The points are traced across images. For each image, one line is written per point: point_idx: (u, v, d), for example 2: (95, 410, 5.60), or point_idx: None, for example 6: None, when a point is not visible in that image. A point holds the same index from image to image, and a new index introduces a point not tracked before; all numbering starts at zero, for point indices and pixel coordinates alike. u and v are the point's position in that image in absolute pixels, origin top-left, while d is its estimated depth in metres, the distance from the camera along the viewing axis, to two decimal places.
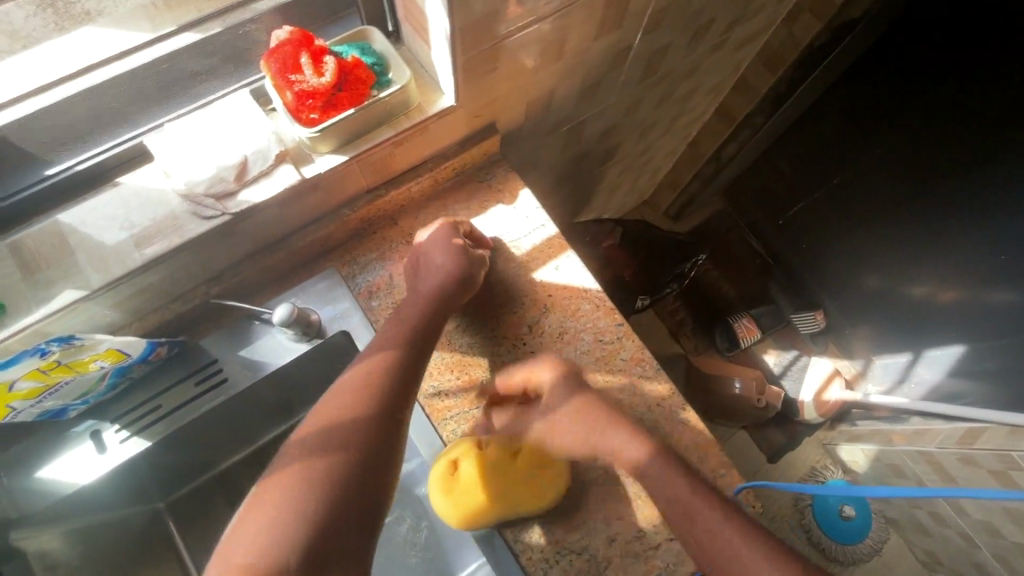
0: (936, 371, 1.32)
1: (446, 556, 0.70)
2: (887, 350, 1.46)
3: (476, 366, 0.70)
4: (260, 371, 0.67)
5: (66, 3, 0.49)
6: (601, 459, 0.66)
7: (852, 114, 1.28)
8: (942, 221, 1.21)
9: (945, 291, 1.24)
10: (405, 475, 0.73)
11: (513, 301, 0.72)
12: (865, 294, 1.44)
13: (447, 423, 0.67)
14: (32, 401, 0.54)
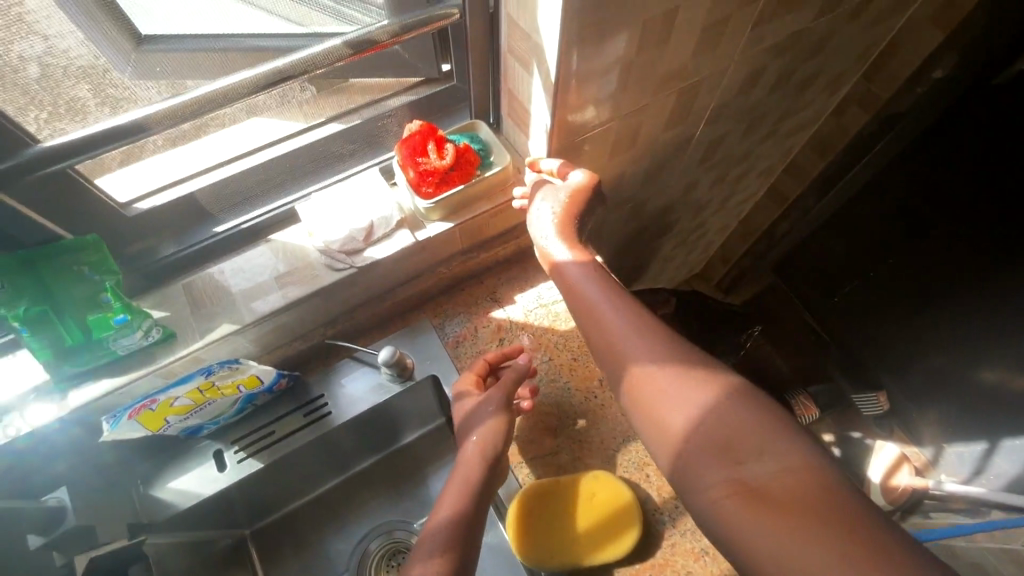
0: (1015, 463, 1.21)
1: None
2: (961, 438, 1.36)
3: (551, 415, 0.75)
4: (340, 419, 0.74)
5: (219, 119, 0.63)
6: (669, 513, 0.69)
7: (901, 198, 1.34)
8: (984, 312, 1.23)
9: (1013, 377, 1.20)
10: None
11: (584, 355, 0.78)
12: (927, 377, 1.41)
13: (523, 467, 0.72)
14: (182, 416, 0.63)
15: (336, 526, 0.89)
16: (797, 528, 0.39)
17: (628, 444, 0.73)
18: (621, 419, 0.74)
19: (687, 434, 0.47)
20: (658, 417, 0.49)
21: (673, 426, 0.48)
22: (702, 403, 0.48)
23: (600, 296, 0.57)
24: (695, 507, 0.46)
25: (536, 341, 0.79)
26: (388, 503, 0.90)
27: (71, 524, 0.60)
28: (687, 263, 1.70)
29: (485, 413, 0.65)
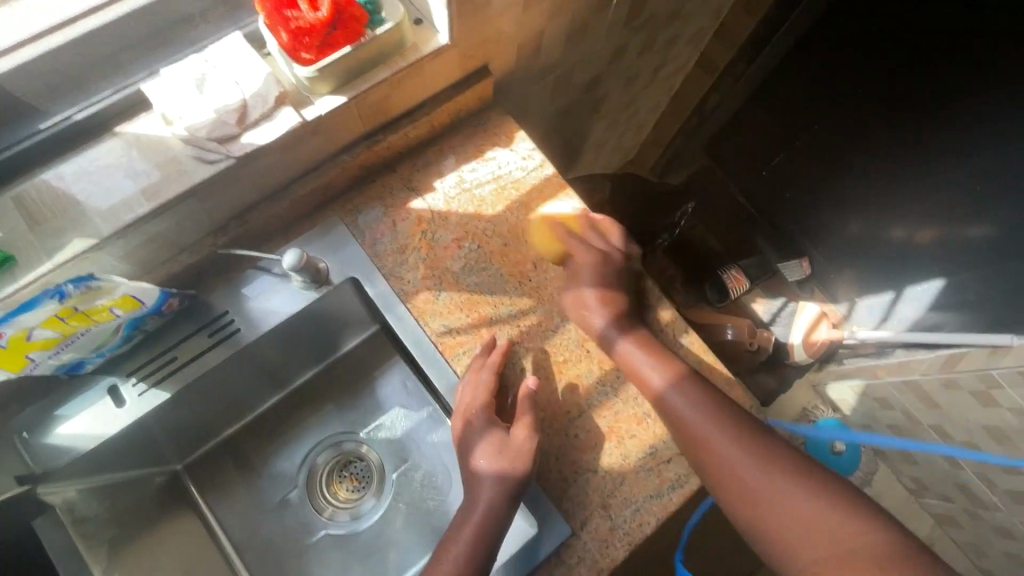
0: (916, 308, 1.41)
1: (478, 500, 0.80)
2: (871, 291, 1.53)
3: (485, 304, 0.70)
4: (254, 333, 0.67)
5: None
6: (610, 383, 0.68)
7: (852, 60, 1.26)
8: (903, 172, 1.31)
9: (920, 231, 1.33)
10: (406, 436, 0.87)
11: (515, 239, 0.73)
12: (846, 239, 1.53)
13: (460, 358, 0.68)
14: (49, 352, 0.54)
15: (277, 446, 0.86)
16: (803, 505, 0.56)
17: (567, 323, 0.71)
18: (559, 299, 0.71)
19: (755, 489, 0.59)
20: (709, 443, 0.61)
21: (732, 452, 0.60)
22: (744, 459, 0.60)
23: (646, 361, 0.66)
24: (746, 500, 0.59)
25: (462, 229, 0.73)
26: (331, 415, 0.88)
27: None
28: (621, 148, 1.64)
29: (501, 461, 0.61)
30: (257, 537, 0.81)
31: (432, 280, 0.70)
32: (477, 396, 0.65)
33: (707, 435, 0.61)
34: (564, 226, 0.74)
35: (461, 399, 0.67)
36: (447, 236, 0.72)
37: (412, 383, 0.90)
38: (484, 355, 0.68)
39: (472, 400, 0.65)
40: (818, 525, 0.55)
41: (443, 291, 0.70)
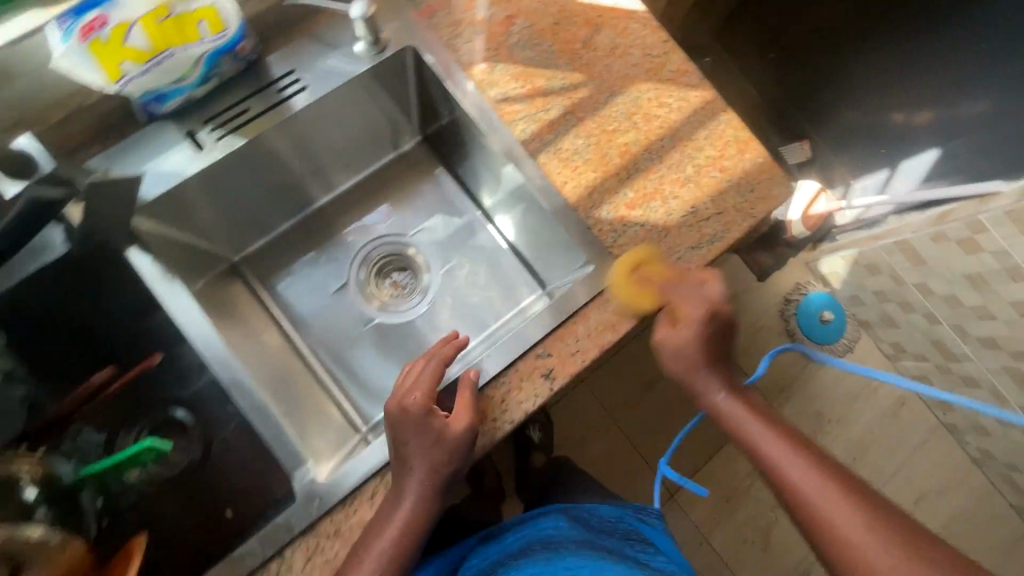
0: (913, 179, 1.45)
1: (518, 286, 0.91)
2: (867, 172, 1.59)
3: (538, 77, 0.74)
4: (315, 95, 0.73)
5: None
6: (654, 151, 0.74)
7: None
8: (914, 44, 1.37)
9: (919, 113, 1.42)
10: (451, 238, 0.94)
11: (564, 19, 0.76)
12: (844, 125, 1.60)
13: (516, 124, 0.72)
14: (143, 66, 0.62)
15: (329, 244, 0.93)
16: (861, 528, 0.54)
17: (614, 98, 0.74)
18: (607, 75, 0.75)
19: (796, 486, 0.58)
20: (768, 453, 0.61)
21: (798, 461, 0.59)
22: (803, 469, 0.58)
23: (759, 432, 0.62)
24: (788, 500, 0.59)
25: (514, 7, 0.75)
26: (378, 216, 0.94)
27: (61, 250, 0.64)
28: None
29: (438, 454, 0.59)
30: (320, 322, 0.90)
31: (489, 53, 0.73)
32: (418, 386, 0.62)
33: (777, 456, 0.60)
34: (610, 9, 0.76)
35: (396, 392, 0.63)
36: (499, 13, 0.74)
37: (451, 193, 0.96)
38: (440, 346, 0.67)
39: (412, 386, 0.63)
40: (857, 543, 0.54)
41: (498, 62, 0.73)
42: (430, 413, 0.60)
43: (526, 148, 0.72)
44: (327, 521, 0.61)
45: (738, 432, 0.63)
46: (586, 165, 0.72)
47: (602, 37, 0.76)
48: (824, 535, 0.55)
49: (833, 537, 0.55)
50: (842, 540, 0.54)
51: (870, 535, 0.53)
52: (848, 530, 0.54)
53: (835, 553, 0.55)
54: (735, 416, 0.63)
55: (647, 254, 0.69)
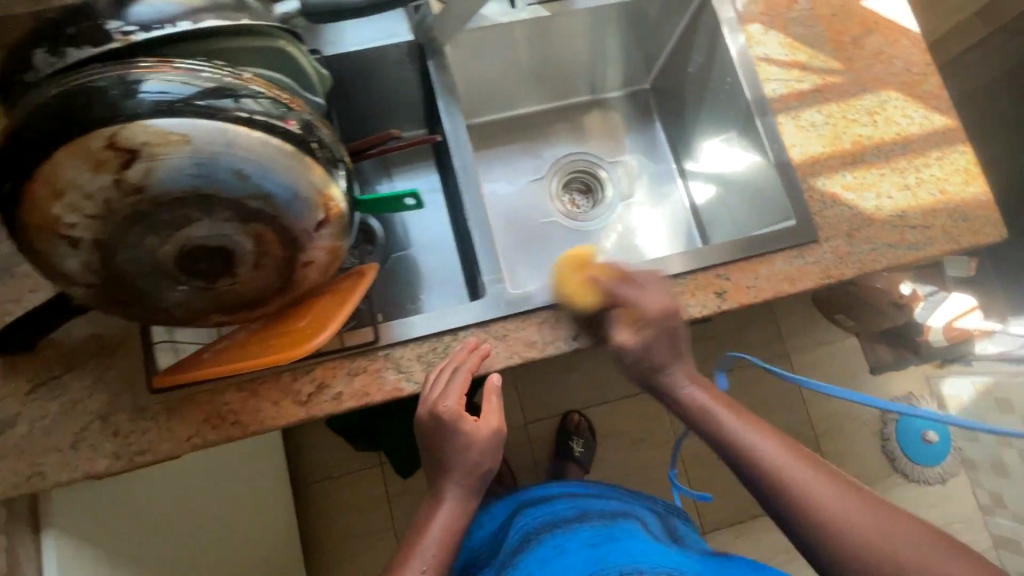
0: None
1: (693, 233, 1.02)
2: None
3: (802, 53, 0.81)
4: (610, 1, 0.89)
5: None
6: (884, 151, 0.78)
7: None
8: None
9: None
10: (647, 175, 1.04)
11: (842, 15, 0.83)
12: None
13: (769, 82, 0.79)
14: None
15: (540, 141, 1.05)
16: (847, 504, 0.56)
17: (864, 93, 0.80)
18: (864, 73, 0.81)
19: (790, 476, 0.59)
20: (756, 450, 0.61)
21: (782, 454, 0.60)
22: (794, 463, 0.59)
23: (732, 420, 0.64)
24: (776, 496, 0.59)
25: None
26: (519, 172, 1.03)
27: (404, 39, 0.78)
28: None
29: (471, 461, 0.67)
30: (508, 200, 1.02)
31: (768, 17, 0.82)
32: (449, 393, 0.65)
33: (764, 449, 0.61)
34: (888, 20, 0.83)
35: (424, 395, 0.66)
36: None
37: (659, 144, 1.06)
38: (463, 355, 0.67)
39: (443, 393, 0.65)
40: (853, 519, 0.55)
41: (774, 29, 0.81)
42: (461, 422, 0.66)
43: (771, 105, 0.79)
44: (500, 325, 0.71)
45: (704, 426, 0.65)
46: (817, 138, 0.78)
47: (872, 41, 0.82)
48: (824, 526, 0.56)
49: (819, 518, 0.56)
50: (830, 518, 0.56)
51: (863, 519, 0.55)
52: (832, 503, 0.56)
53: (828, 534, 0.56)
54: (702, 410, 0.65)
55: (585, 252, 0.75)
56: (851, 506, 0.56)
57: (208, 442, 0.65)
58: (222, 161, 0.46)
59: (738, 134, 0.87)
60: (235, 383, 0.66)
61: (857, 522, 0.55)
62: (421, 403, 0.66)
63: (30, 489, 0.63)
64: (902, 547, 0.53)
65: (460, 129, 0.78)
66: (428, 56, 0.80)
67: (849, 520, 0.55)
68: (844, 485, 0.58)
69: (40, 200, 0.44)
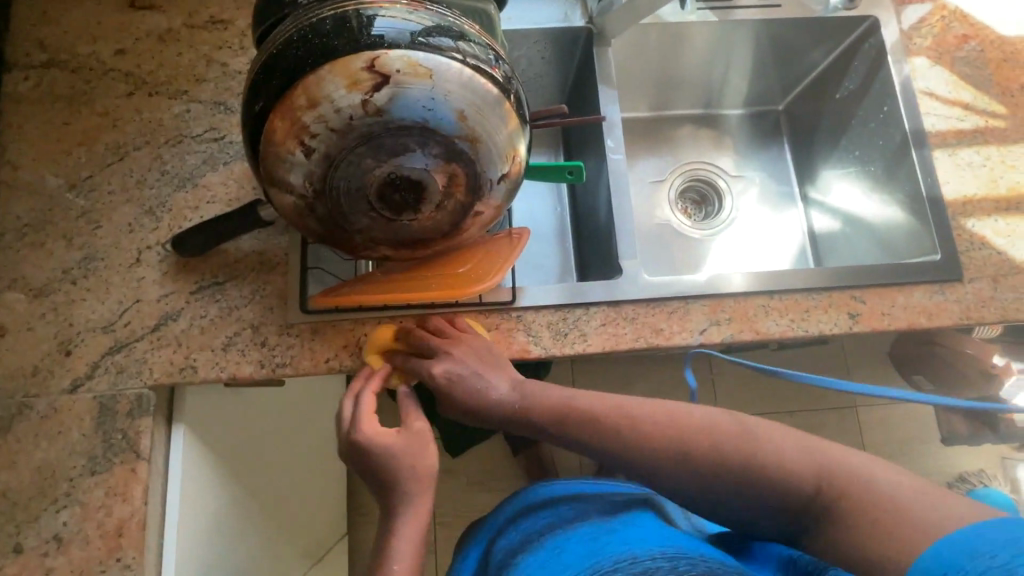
0: None
1: (804, 260, 1.01)
2: None
3: (966, 92, 0.80)
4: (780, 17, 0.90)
5: None
6: None
7: None
8: None
9: None
10: (770, 195, 1.04)
11: (1013, 61, 0.82)
12: None
13: (927, 114, 0.79)
14: None
15: (665, 145, 1.06)
16: (722, 429, 0.51)
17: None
18: None
19: (651, 420, 0.53)
20: (613, 413, 0.55)
21: (644, 412, 0.54)
22: (651, 417, 0.53)
23: (571, 394, 0.57)
24: (670, 462, 0.51)
25: (971, 32, 0.83)
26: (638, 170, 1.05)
27: (576, 25, 0.84)
28: None
29: (409, 467, 0.56)
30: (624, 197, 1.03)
31: (934, 53, 0.82)
32: (360, 411, 0.59)
33: (622, 410, 0.55)
34: None
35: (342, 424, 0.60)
36: (958, 31, 0.83)
37: (785, 167, 1.06)
38: (362, 381, 0.63)
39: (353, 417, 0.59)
40: (740, 446, 0.49)
41: (939, 65, 0.81)
42: (380, 438, 0.57)
43: (929, 138, 0.79)
44: (631, 307, 0.71)
45: (530, 408, 0.57)
46: (973, 178, 0.77)
47: None
48: (718, 467, 0.49)
49: (699, 459, 0.50)
50: (710, 450, 0.50)
51: (751, 435, 0.50)
52: (709, 428, 0.51)
53: (737, 479, 0.48)
54: (529, 393, 0.58)
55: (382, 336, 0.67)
56: (743, 433, 0.50)
57: (344, 367, 0.69)
58: (448, 102, 0.50)
59: (881, 166, 0.87)
60: (376, 317, 0.70)
61: (746, 445, 0.49)
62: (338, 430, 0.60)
63: (180, 378, 0.67)
64: (793, 445, 0.48)
65: (614, 118, 0.82)
66: (595, 44, 0.84)
67: (737, 446, 0.49)
68: (701, 413, 0.53)
69: (296, 107, 0.50)
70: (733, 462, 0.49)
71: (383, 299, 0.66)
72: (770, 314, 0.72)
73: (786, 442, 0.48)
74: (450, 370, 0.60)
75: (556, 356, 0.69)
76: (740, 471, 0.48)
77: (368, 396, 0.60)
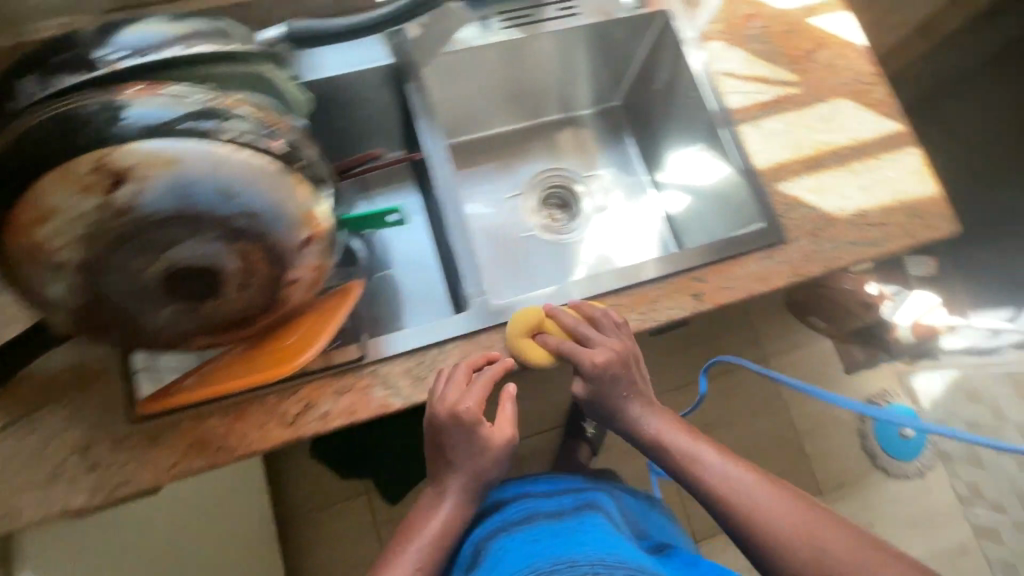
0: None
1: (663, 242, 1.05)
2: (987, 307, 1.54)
3: (760, 66, 0.86)
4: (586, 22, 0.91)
5: None
6: (841, 156, 0.83)
7: None
8: None
9: None
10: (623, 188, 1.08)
11: (795, 30, 0.88)
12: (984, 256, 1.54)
13: (729, 93, 0.84)
14: None
15: (515, 159, 1.08)
16: (771, 493, 0.61)
17: (818, 101, 0.85)
18: (818, 83, 0.86)
19: (722, 474, 0.63)
20: (694, 459, 0.65)
21: (718, 464, 0.64)
22: (725, 468, 0.64)
23: (696, 448, 0.66)
24: (718, 506, 0.63)
25: (757, 9, 0.88)
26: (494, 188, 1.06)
27: (383, 63, 0.81)
28: None
29: (482, 466, 0.66)
30: (486, 216, 1.04)
31: (726, 34, 0.87)
32: (468, 395, 0.64)
33: (701, 458, 0.65)
34: (834, 34, 0.88)
35: (441, 396, 0.65)
36: (744, 9, 0.88)
37: (630, 158, 1.10)
38: (482, 361, 0.68)
39: (456, 397, 0.64)
40: (774, 512, 0.60)
41: (733, 45, 0.86)
42: (480, 427, 0.65)
43: (734, 115, 0.83)
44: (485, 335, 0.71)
45: (659, 453, 0.67)
46: (779, 146, 0.82)
47: (823, 55, 0.87)
48: (753, 526, 0.60)
49: (748, 514, 0.60)
50: (757, 511, 0.60)
51: (773, 499, 0.61)
52: (764, 500, 0.61)
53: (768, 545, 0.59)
54: (656, 436, 0.67)
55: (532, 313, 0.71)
56: (776, 500, 0.61)
57: (192, 468, 0.63)
58: (205, 184, 0.47)
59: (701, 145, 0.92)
60: (219, 407, 0.65)
61: (778, 512, 0.60)
62: (434, 402, 0.65)
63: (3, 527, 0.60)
64: (817, 526, 0.59)
65: (441, 148, 0.81)
66: (405, 79, 0.82)
67: (773, 518, 0.59)
68: (770, 484, 0.63)
69: (26, 223, 0.46)
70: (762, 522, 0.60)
71: (213, 391, 0.64)
72: (621, 311, 0.74)
73: (811, 520, 0.59)
74: (609, 362, 0.67)
75: (419, 402, 0.68)
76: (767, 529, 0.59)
77: (480, 388, 0.65)
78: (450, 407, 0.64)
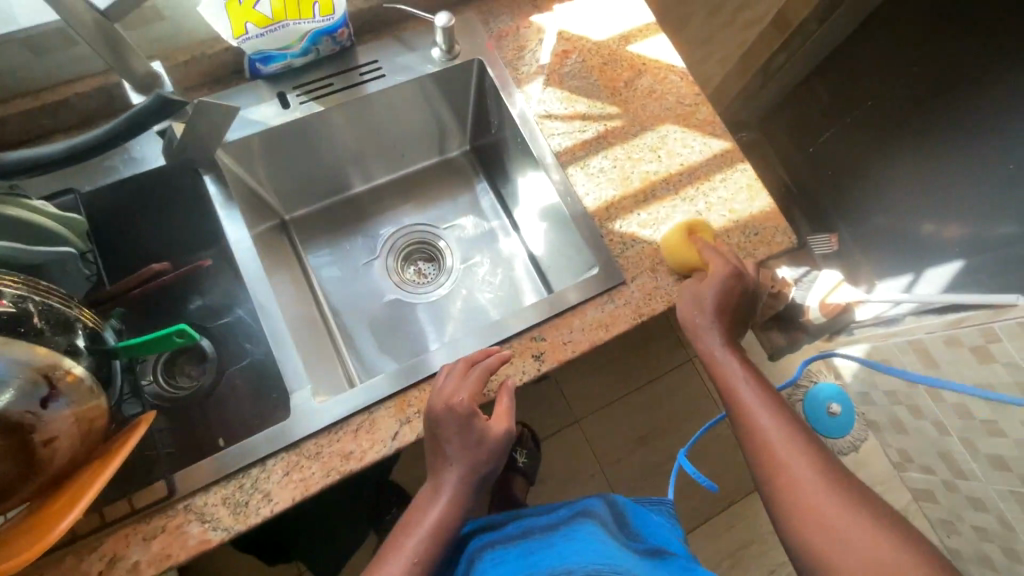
0: (934, 288, 1.32)
1: (523, 289, 0.99)
2: (890, 273, 1.48)
3: (580, 103, 0.84)
4: (395, 79, 0.86)
5: None
6: (671, 184, 0.82)
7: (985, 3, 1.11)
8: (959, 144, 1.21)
9: (954, 226, 1.28)
10: (484, 233, 1.04)
11: (612, 61, 0.87)
12: (875, 229, 1.50)
13: (551, 135, 0.82)
14: (261, 31, 0.74)
15: (369, 221, 1.04)
16: (812, 467, 0.60)
17: (642, 131, 0.84)
18: (640, 112, 0.85)
19: (769, 427, 0.64)
20: (749, 411, 0.66)
21: (764, 418, 0.65)
22: (768, 424, 0.64)
23: (753, 397, 0.67)
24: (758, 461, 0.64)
25: (570, 45, 0.87)
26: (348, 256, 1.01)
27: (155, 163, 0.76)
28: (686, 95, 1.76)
29: (479, 456, 0.63)
30: (341, 287, 0.99)
31: (540, 74, 0.86)
32: (462, 389, 0.64)
33: (754, 406, 0.66)
34: (651, 59, 0.87)
35: (441, 389, 0.65)
36: (557, 47, 0.87)
37: (487, 202, 1.06)
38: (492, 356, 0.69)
39: (452, 389, 0.64)
40: (812, 485, 0.59)
41: (549, 86, 0.85)
42: (475, 417, 0.62)
43: (558, 158, 0.81)
44: (311, 443, 0.66)
45: (728, 393, 0.69)
46: (608, 183, 0.81)
47: (642, 82, 0.86)
48: (783, 490, 0.60)
49: (782, 479, 0.61)
50: (790, 480, 0.60)
51: (811, 473, 0.60)
52: (803, 473, 0.60)
53: (794, 515, 0.59)
54: (723, 377, 0.69)
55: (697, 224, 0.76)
56: (812, 472, 0.60)
57: None
58: None
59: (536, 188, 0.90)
60: None
61: (808, 485, 0.59)
62: (437, 395, 0.65)
63: None
64: (842, 515, 0.57)
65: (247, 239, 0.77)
66: (204, 171, 0.78)
67: (812, 489, 0.59)
68: (813, 457, 0.61)
69: None
70: (795, 488, 0.60)
71: None
72: None
73: (844, 507, 0.57)
74: (715, 293, 0.70)
75: (241, 531, 0.62)
76: (802, 495, 0.59)
77: (471, 389, 0.64)
78: (460, 390, 0.64)
